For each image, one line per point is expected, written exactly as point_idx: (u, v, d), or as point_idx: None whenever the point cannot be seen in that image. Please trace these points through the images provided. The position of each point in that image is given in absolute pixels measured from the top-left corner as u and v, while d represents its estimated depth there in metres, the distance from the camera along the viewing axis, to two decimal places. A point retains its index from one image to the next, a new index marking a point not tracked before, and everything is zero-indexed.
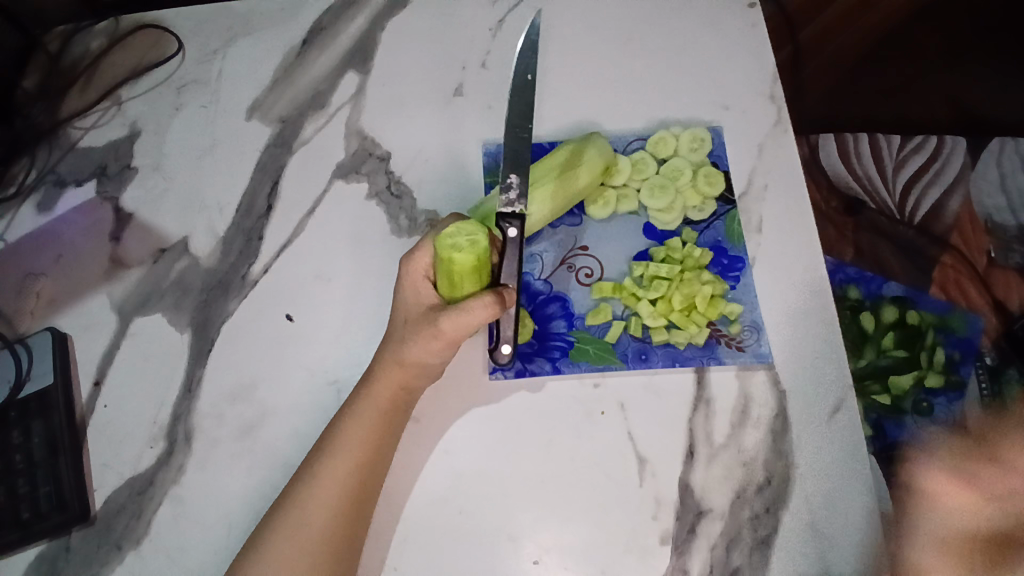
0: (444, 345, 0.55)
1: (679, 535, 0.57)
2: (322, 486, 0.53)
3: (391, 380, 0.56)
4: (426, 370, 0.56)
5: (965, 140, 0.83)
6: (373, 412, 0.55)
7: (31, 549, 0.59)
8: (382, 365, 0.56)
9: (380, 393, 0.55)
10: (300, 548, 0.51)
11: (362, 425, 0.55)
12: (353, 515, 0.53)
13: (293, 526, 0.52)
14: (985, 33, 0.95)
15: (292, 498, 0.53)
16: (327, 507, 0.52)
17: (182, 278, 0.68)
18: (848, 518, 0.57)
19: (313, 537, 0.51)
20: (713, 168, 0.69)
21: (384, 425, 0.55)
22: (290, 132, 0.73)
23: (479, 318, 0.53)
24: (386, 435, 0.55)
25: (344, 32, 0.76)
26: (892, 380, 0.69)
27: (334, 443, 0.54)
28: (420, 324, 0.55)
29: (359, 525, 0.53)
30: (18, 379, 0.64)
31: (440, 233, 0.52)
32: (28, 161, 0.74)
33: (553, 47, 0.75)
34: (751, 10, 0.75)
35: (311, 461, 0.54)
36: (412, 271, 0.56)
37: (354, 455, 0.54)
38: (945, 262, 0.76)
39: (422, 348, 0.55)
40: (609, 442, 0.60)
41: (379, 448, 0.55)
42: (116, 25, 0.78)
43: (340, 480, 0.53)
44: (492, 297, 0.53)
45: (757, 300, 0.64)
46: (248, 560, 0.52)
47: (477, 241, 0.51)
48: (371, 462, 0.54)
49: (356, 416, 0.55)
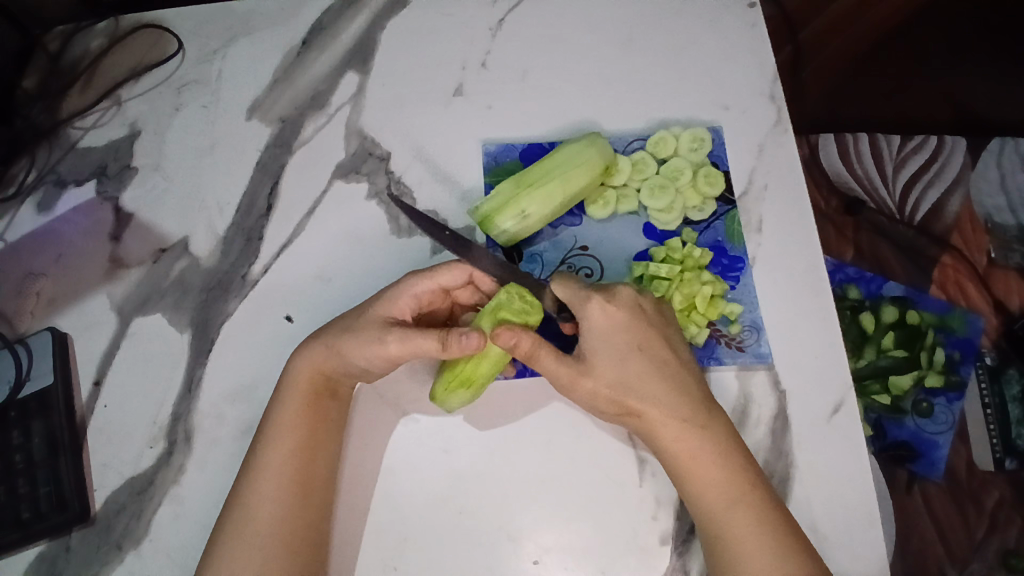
0: (385, 362, 0.56)
1: (679, 536, 0.57)
2: (262, 482, 0.53)
3: (310, 364, 0.57)
4: (351, 369, 0.57)
5: (965, 139, 0.82)
6: (301, 399, 0.56)
7: (31, 549, 0.60)
8: (303, 351, 0.58)
9: (301, 377, 0.57)
10: (249, 545, 0.51)
11: (293, 414, 0.55)
12: (299, 505, 0.53)
13: (245, 521, 0.52)
14: (985, 31, 0.94)
15: (243, 489, 0.53)
16: (274, 498, 0.52)
17: (182, 278, 0.68)
18: (848, 520, 0.57)
19: (263, 531, 0.51)
20: (713, 168, 0.68)
21: (316, 411, 0.56)
22: (290, 132, 0.73)
23: (424, 348, 0.55)
24: (318, 421, 0.56)
25: (344, 32, 0.76)
26: (892, 380, 0.71)
27: (267, 436, 0.55)
28: (374, 332, 0.56)
29: (309, 513, 0.53)
30: (17, 379, 0.64)
31: (494, 307, 0.55)
32: (28, 162, 0.73)
33: (552, 46, 0.75)
34: (751, 10, 0.75)
35: (252, 457, 0.55)
36: (407, 282, 0.58)
37: (286, 445, 0.54)
38: (944, 262, 0.75)
39: (365, 357, 0.56)
40: (609, 442, 0.60)
41: (310, 435, 0.55)
42: (117, 25, 0.78)
43: (277, 473, 0.53)
44: (457, 345, 0.53)
45: (757, 301, 0.64)
46: (206, 566, 0.51)
47: (534, 301, 0.55)
48: (307, 448, 0.55)
49: (283, 406, 0.56)
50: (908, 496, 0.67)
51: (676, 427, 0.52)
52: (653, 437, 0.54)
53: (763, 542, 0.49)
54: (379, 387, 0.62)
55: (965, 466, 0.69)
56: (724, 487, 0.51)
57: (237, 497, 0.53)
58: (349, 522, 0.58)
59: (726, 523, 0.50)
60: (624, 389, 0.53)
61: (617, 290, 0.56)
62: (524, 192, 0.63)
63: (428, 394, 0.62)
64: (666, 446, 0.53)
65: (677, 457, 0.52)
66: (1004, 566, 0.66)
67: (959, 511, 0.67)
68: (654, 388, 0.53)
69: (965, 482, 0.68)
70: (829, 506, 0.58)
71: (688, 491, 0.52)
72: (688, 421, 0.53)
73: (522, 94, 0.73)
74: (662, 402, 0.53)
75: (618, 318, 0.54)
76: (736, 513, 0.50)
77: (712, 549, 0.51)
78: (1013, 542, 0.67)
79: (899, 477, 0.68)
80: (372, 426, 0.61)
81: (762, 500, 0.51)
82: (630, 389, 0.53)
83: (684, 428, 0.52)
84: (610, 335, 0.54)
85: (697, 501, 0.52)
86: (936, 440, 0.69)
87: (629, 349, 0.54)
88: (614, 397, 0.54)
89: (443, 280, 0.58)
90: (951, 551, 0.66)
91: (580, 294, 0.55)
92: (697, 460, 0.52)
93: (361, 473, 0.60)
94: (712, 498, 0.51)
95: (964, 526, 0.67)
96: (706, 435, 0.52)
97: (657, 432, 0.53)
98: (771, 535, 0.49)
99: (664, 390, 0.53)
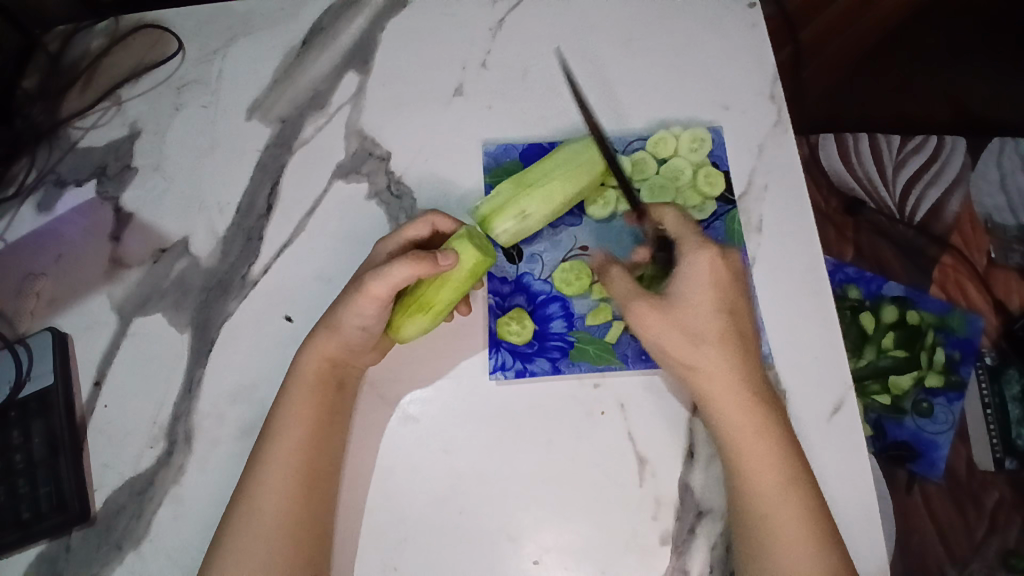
0: (374, 305, 0.56)
1: (679, 535, 0.57)
2: (271, 474, 0.53)
3: (318, 353, 0.57)
4: (347, 338, 0.57)
5: (964, 139, 0.82)
6: (308, 393, 0.56)
7: (32, 549, 0.60)
8: (307, 344, 0.58)
9: (308, 369, 0.57)
10: (257, 540, 0.51)
11: (300, 408, 0.55)
12: (305, 499, 0.53)
13: (251, 515, 0.52)
14: (985, 31, 0.95)
15: (249, 484, 0.53)
16: (280, 492, 0.52)
17: (182, 278, 0.68)
18: (848, 519, 0.57)
19: (269, 526, 0.51)
20: (713, 168, 0.69)
21: (325, 404, 0.56)
22: (291, 132, 0.72)
23: (404, 274, 0.55)
24: (326, 412, 0.56)
25: (344, 32, 0.76)
26: (892, 380, 0.71)
27: (272, 430, 0.55)
28: (353, 285, 0.57)
29: (315, 507, 0.53)
30: (18, 379, 0.64)
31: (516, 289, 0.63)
32: (28, 161, 0.74)
33: (552, 45, 0.75)
34: (751, 10, 0.75)
35: (257, 453, 0.55)
36: (382, 250, 0.62)
37: (292, 438, 0.54)
38: (944, 262, 0.75)
39: (356, 311, 0.56)
40: (609, 442, 0.60)
41: (318, 429, 0.55)
42: (116, 24, 0.78)
43: (285, 467, 0.53)
44: (430, 261, 0.55)
45: (757, 301, 0.64)
46: (211, 564, 0.51)
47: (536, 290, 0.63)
48: (316, 440, 0.55)
49: (290, 401, 0.56)
50: (908, 496, 0.67)
51: (745, 398, 0.54)
52: (712, 396, 0.55)
53: (800, 532, 0.49)
54: (379, 387, 0.62)
55: (965, 465, 0.69)
56: (771, 472, 0.51)
57: (243, 493, 0.53)
58: (348, 520, 0.58)
59: (766, 507, 0.51)
60: (699, 341, 0.55)
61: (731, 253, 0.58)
62: (520, 194, 0.64)
63: (426, 394, 0.62)
64: (727, 417, 0.54)
65: (738, 427, 0.53)
66: (1004, 566, 0.66)
67: (959, 511, 0.67)
68: (725, 354, 0.55)
69: (965, 482, 0.68)
70: (828, 506, 0.58)
71: (736, 468, 0.53)
72: (753, 398, 0.54)
73: (521, 94, 0.73)
74: (733, 370, 0.54)
75: (720, 279, 0.57)
76: (777, 497, 0.51)
77: (748, 534, 0.51)
78: (1013, 542, 0.67)
79: (899, 477, 0.68)
80: (372, 427, 0.61)
81: (808, 486, 0.51)
82: (707, 344, 0.55)
83: (750, 402, 0.53)
84: (710, 289, 0.56)
85: (744, 480, 0.52)
86: (936, 440, 0.69)
87: (717, 307, 0.56)
88: (687, 345, 0.55)
89: (410, 234, 0.62)
90: (952, 552, 0.66)
91: (694, 240, 0.58)
92: (759, 435, 0.52)
93: (361, 472, 0.60)
94: (761, 480, 0.51)
95: (964, 526, 0.67)
96: (765, 416, 0.53)
97: (718, 401, 0.54)
98: (805, 520, 0.50)
99: (735, 358, 0.55)
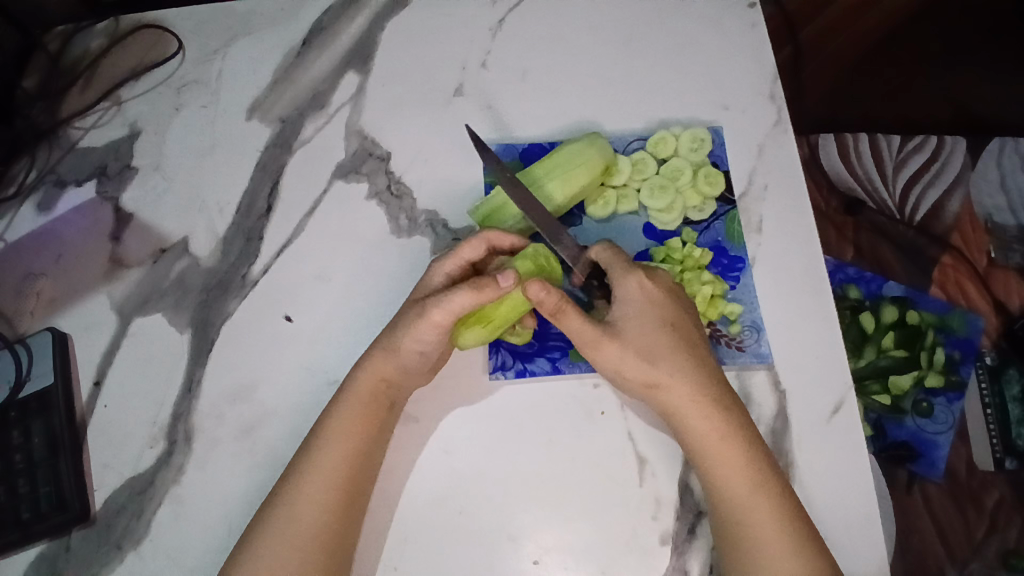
0: (434, 331, 0.56)
1: (679, 535, 0.57)
2: (313, 485, 0.53)
3: (374, 371, 0.56)
4: (408, 361, 0.57)
5: (964, 139, 0.83)
6: (359, 407, 0.56)
7: (31, 549, 0.60)
8: (363, 361, 0.57)
9: (361, 385, 0.56)
10: (290, 552, 0.51)
11: (350, 425, 0.55)
12: (343, 512, 0.53)
13: (283, 527, 0.51)
14: (985, 30, 0.94)
15: (286, 493, 0.53)
16: (317, 503, 0.52)
17: (182, 278, 0.68)
18: (847, 519, 0.57)
19: (305, 538, 0.51)
20: (713, 168, 0.68)
21: (374, 422, 0.56)
22: (290, 132, 0.73)
23: (465, 303, 0.55)
24: (375, 431, 0.56)
25: (344, 32, 0.76)
26: (892, 380, 0.70)
27: (315, 442, 0.55)
28: (412, 311, 0.57)
29: (350, 521, 0.53)
30: (18, 380, 0.64)
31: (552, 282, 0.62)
32: (28, 161, 0.73)
33: (551, 46, 0.75)
34: (751, 10, 0.75)
35: (296, 462, 0.55)
36: (434, 266, 0.60)
37: (338, 453, 0.54)
38: (944, 262, 0.75)
39: (415, 337, 0.56)
40: (610, 441, 0.60)
41: (365, 445, 0.55)
42: (116, 25, 0.78)
43: (327, 479, 0.53)
44: (492, 287, 0.54)
45: (757, 300, 0.64)
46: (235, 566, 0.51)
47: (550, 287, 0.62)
48: (361, 456, 0.55)
49: (339, 413, 0.56)
50: (908, 496, 0.67)
51: (702, 407, 0.53)
52: (675, 411, 0.54)
53: (790, 535, 0.49)
54: None
55: (965, 465, 0.69)
56: (752, 471, 0.51)
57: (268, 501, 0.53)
58: None
59: (750, 509, 0.50)
60: (652, 359, 0.55)
61: (657, 271, 0.59)
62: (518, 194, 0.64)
63: (427, 394, 0.62)
64: (691, 425, 0.53)
65: (701, 438, 0.53)
66: (1004, 566, 0.66)
67: (959, 512, 0.67)
68: (679, 363, 0.55)
69: (965, 481, 0.68)
70: (827, 506, 0.58)
71: (710, 476, 0.52)
72: (712, 402, 0.54)
73: (521, 94, 0.73)
74: (688, 377, 0.54)
75: (657, 293, 0.57)
76: (759, 498, 0.51)
77: (734, 539, 0.51)
78: (1013, 542, 0.67)
79: (899, 477, 0.68)
80: None
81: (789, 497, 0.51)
82: (660, 359, 0.55)
83: (709, 406, 0.53)
84: (645, 307, 0.56)
85: (720, 491, 0.52)
86: (936, 440, 0.69)
87: (661, 322, 0.56)
88: (640, 366, 0.55)
89: (466, 253, 0.59)
90: (951, 551, 0.66)
91: (622, 263, 0.58)
92: (726, 442, 0.52)
93: None
94: (735, 486, 0.51)
95: (964, 526, 0.67)
96: (730, 420, 0.53)
97: (682, 410, 0.54)
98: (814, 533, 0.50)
99: (686, 370, 0.54)
